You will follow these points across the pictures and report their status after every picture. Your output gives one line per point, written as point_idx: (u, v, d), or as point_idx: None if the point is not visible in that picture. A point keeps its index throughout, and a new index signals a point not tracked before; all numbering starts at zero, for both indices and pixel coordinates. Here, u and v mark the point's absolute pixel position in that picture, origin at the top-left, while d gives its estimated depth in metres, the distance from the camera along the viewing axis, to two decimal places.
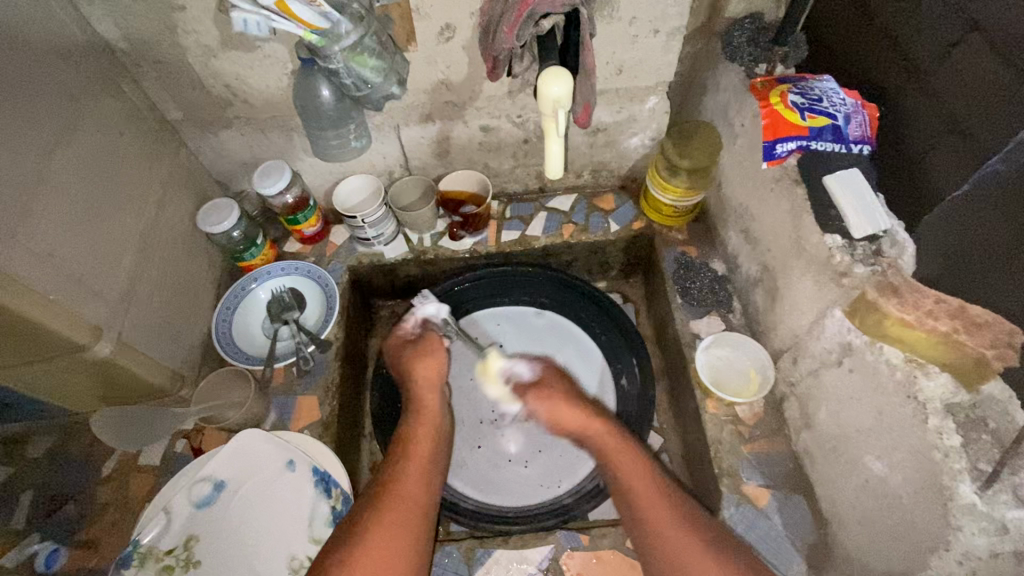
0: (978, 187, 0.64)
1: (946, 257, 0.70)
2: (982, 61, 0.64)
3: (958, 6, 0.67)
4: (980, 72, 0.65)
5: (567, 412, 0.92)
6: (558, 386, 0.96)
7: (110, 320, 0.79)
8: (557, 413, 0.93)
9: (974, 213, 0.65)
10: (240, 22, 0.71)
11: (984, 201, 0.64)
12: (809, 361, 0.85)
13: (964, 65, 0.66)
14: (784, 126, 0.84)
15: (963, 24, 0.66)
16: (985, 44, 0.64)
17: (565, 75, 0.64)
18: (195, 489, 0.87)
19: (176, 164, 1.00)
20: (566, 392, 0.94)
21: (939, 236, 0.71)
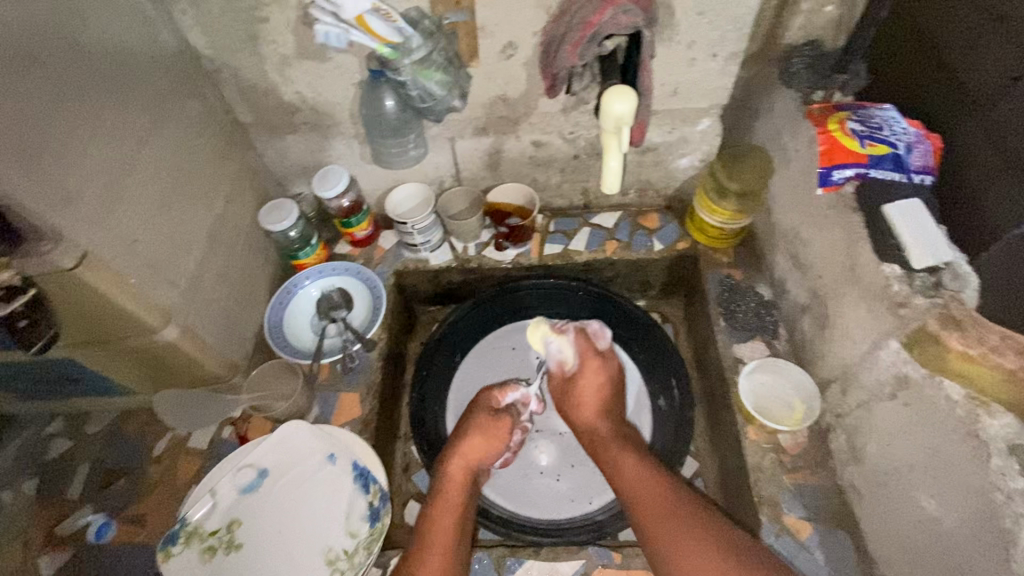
0: None
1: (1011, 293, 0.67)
2: None
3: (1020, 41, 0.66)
4: None
5: (586, 413, 1.01)
6: (590, 387, 1.02)
7: (179, 307, 0.84)
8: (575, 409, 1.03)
9: None
10: (323, 35, 0.75)
11: None
12: (859, 393, 0.83)
13: None
14: (842, 153, 0.84)
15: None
16: None
17: (630, 93, 0.65)
18: (240, 474, 0.91)
19: (244, 164, 1.05)
20: (594, 397, 1.02)
21: (1004, 270, 0.69)
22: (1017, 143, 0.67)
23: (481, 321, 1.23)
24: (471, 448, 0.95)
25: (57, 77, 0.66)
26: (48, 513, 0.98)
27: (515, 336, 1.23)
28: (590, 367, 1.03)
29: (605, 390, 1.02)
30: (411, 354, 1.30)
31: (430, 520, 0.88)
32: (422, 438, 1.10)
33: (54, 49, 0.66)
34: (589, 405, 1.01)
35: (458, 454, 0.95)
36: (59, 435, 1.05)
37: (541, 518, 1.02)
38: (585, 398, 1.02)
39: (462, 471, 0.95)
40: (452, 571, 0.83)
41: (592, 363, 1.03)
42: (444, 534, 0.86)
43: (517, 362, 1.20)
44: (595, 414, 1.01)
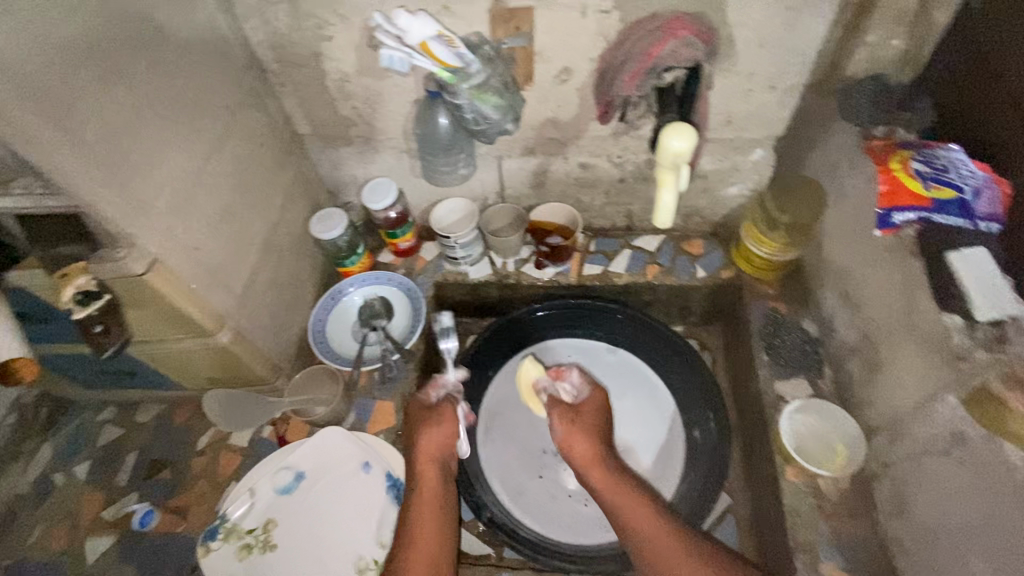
0: None
1: None
2: None
3: None
4: None
5: (578, 448, 0.96)
6: (592, 421, 0.99)
7: (233, 311, 0.87)
8: (573, 441, 0.97)
9: None
10: (386, 59, 0.77)
11: None
12: (909, 444, 0.80)
13: None
14: (904, 195, 0.81)
15: None
16: None
17: (689, 131, 0.64)
18: (279, 476, 0.94)
19: (299, 174, 1.09)
20: (591, 431, 0.98)
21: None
22: None
23: (514, 336, 1.22)
24: (427, 447, 0.91)
25: (141, 93, 0.70)
26: (98, 497, 1.03)
27: (548, 354, 1.22)
28: (593, 399, 1.02)
29: (607, 423, 1.01)
30: (444, 364, 1.31)
31: (413, 531, 0.85)
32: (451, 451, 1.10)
33: (139, 66, 0.70)
34: (586, 438, 0.97)
35: (421, 456, 0.91)
36: (112, 423, 1.11)
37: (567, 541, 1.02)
38: (586, 430, 0.98)
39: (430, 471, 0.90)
40: None
41: (596, 394, 1.03)
42: (426, 545, 0.83)
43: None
44: (593, 445, 0.96)
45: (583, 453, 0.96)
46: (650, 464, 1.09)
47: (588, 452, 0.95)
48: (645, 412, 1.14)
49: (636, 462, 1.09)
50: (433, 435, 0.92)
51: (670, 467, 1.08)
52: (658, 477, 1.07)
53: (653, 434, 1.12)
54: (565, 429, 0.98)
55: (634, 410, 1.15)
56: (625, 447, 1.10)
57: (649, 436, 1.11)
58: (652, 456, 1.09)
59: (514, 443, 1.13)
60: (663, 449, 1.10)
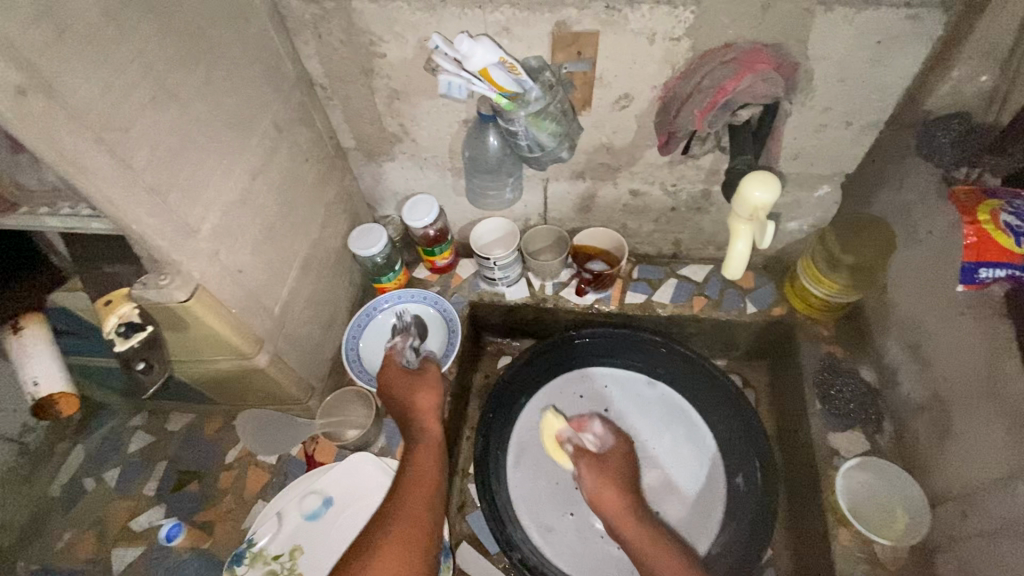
0: None
1: None
2: None
3: None
4: None
5: (608, 491, 0.90)
6: (619, 468, 0.96)
7: (271, 333, 0.85)
8: (603, 489, 0.91)
9: None
10: (444, 84, 0.74)
11: None
12: (982, 520, 0.73)
13: None
14: (992, 249, 0.74)
15: None
16: None
17: (773, 181, 0.59)
18: (306, 500, 0.92)
19: (340, 189, 1.07)
20: (619, 477, 0.93)
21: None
22: None
23: (549, 363, 1.18)
24: (417, 398, 0.90)
25: (192, 113, 0.67)
26: (126, 506, 1.03)
27: (585, 384, 1.17)
28: (619, 447, 1.00)
29: (632, 472, 0.97)
30: (474, 385, 1.28)
31: (406, 473, 0.81)
32: (482, 481, 1.06)
33: (191, 85, 0.67)
34: (615, 486, 0.91)
35: (415, 410, 0.89)
36: (143, 430, 1.11)
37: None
38: (614, 477, 0.93)
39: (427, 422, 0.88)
40: (431, 522, 0.76)
41: (621, 445, 1.01)
42: (423, 483, 0.80)
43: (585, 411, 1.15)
44: (620, 492, 0.90)
45: (612, 501, 0.89)
46: (689, 509, 1.04)
47: (616, 499, 0.89)
48: (685, 452, 1.09)
49: (675, 506, 1.04)
50: (429, 395, 0.91)
51: (710, 514, 1.03)
52: (698, 524, 1.02)
53: (693, 477, 1.07)
54: (592, 475, 0.93)
55: (674, 449, 1.10)
56: (664, 489, 1.06)
57: (687, 476, 1.07)
58: (690, 500, 1.04)
59: (547, 476, 1.09)
60: (702, 493, 1.05)
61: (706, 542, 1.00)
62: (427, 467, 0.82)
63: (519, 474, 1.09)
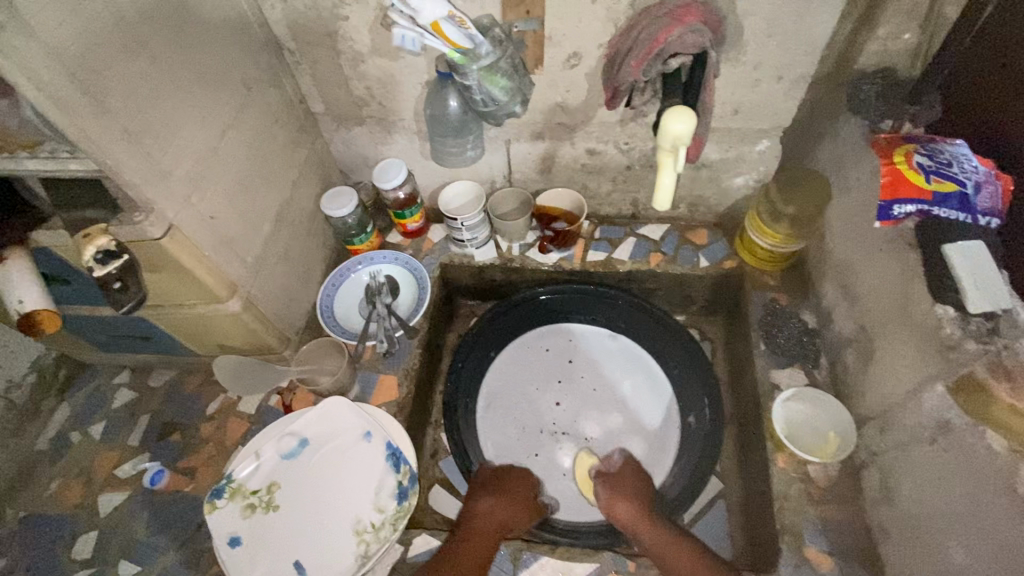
0: None
1: None
2: None
3: None
4: None
5: (621, 505, 0.98)
6: (633, 485, 1.02)
7: (244, 280, 0.91)
8: (615, 504, 0.99)
9: None
10: (399, 37, 0.81)
11: None
12: (898, 432, 0.81)
13: None
14: (904, 188, 0.81)
15: None
16: None
17: (689, 114, 0.66)
18: (283, 441, 0.97)
19: (312, 152, 1.12)
20: (634, 494, 1.00)
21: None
22: None
23: (516, 319, 1.24)
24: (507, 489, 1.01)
25: (164, 65, 0.73)
26: (112, 456, 1.08)
27: (550, 339, 1.24)
28: (631, 467, 1.06)
29: (650, 493, 1.02)
30: (447, 344, 1.33)
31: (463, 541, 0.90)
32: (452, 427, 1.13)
33: (162, 38, 0.73)
34: (627, 499, 0.99)
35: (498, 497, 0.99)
36: (126, 386, 1.16)
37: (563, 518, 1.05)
38: (627, 492, 1.00)
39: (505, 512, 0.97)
40: None
41: (639, 468, 1.06)
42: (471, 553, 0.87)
43: (552, 364, 1.22)
44: (633, 503, 0.98)
45: (626, 511, 0.97)
46: (646, 447, 1.11)
47: (631, 510, 0.97)
48: (644, 397, 1.16)
49: (634, 445, 1.12)
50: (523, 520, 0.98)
51: (666, 450, 1.10)
52: (654, 460, 1.10)
53: (651, 419, 1.14)
54: (607, 491, 1.01)
55: (633, 395, 1.17)
56: (624, 431, 1.13)
57: (646, 418, 1.14)
58: (646, 438, 1.12)
59: (515, 423, 1.16)
60: (658, 432, 1.12)
61: (661, 473, 1.08)
62: (480, 545, 0.89)
63: (489, 422, 1.16)
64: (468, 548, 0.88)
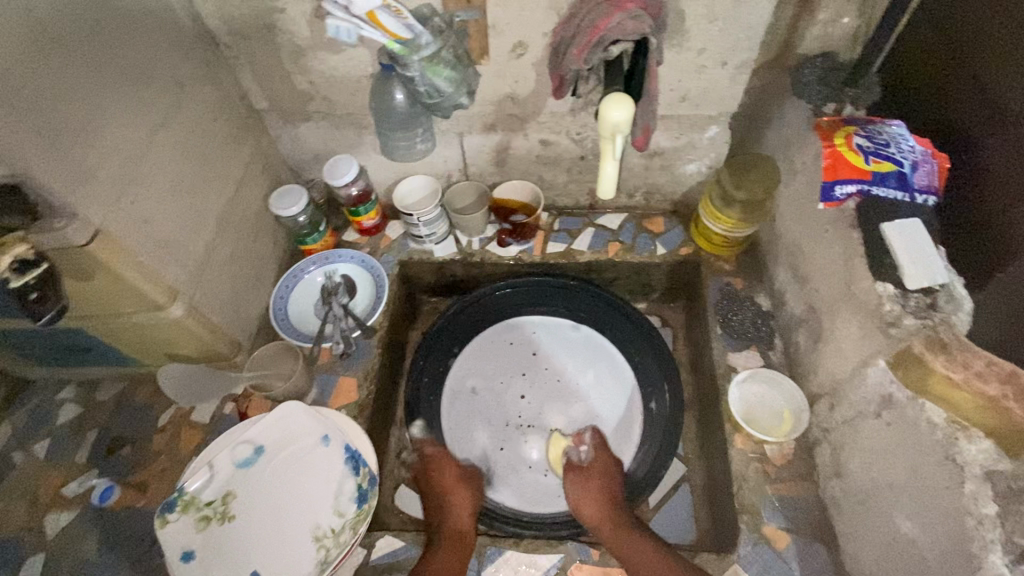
0: None
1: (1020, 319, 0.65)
2: None
3: None
4: None
5: (589, 503, 0.98)
6: (602, 481, 1.01)
7: (186, 285, 0.88)
8: (583, 500, 0.98)
9: None
10: (333, 28, 0.78)
11: None
12: (846, 408, 0.83)
13: None
14: (845, 169, 0.83)
15: None
16: None
17: (627, 102, 0.66)
18: (237, 449, 0.94)
19: (257, 150, 1.09)
20: (602, 490, 0.99)
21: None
22: None
23: (477, 314, 1.23)
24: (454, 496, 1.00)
25: (82, 61, 0.69)
26: (57, 475, 1.03)
27: (512, 332, 1.23)
28: (601, 461, 1.05)
29: (620, 489, 1.01)
30: (410, 342, 1.31)
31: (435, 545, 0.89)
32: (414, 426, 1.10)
33: (79, 33, 0.69)
34: (597, 497, 0.98)
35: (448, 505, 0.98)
36: (70, 402, 1.11)
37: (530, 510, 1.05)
38: (596, 488, 0.99)
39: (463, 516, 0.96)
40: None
41: (604, 455, 1.05)
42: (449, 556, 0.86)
43: (515, 356, 1.21)
44: (601, 502, 0.97)
45: (592, 509, 0.96)
46: (611, 434, 1.12)
47: (597, 508, 0.96)
48: (607, 385, 1.17)
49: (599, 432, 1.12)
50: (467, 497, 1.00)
51: (630, 438, 1.11)
52: (620, 446, 1.10)
53: (615, 406, 1.14)
54: (575, 486, 1.01)
55: (596, 383, 1.17)
56: (589, 419, 1.14)
57: (610, 408, 1.14)
58: (611, 425, 1.12)
59: (480, 418, 1.15)
60: (623, 418, 1.13)
61: (628, 459, 1.09)
62: (455, 547, 0.88)
63: (452, 420, 1.14)
64: (446, 549, 0.87)
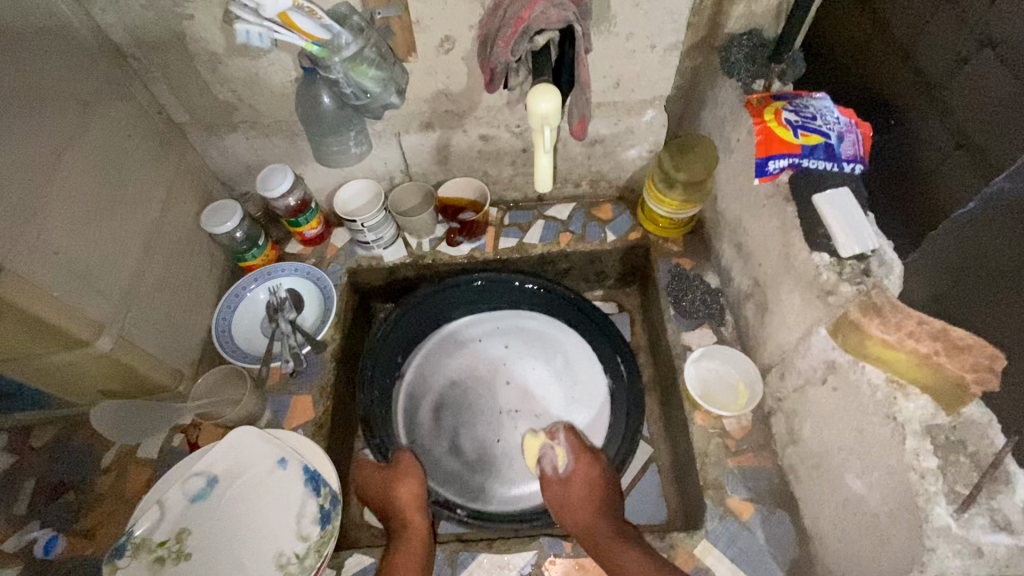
0: (988, 206, 0.63)
1: (946, 270, 0.67)
2: (1000, 76, 0.65)
3: (971, 23, 0.69)
4: (998, 87, 0.65)
5: (575, 514, 0.93)
6: (586, 490, 0.96)
7: (112, 316, 0.82)
8: (569, 513, 0.94)
9: (982, 230, 0.63)
10: (243, 34, 0.74)
11: (994, 219, 0.62)
12: (795, 377, 0.86)
13: (987, 81, 0.67)
14: (778, 144, 0.84)
15: (975, 40, 0.68)
16: (1001, 61, 0.65)
17: (553, 92, 0.65)
18: (189, 483, 0.89)
19: (183, 166, 1.03)
20: (587, 501, 0.94)
21: (945, 247, 0.68)
22: (973, 126, 0.69)
23: (432, 316, 1.21)
24: (398, 490, 0.97)
25: None
26: None
27: (471, 330, 1.22)
28: (584, 468, 0.98)
29: (606, 495, 0.95)
30: None
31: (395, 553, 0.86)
32: (370, 436, 1.06)
33: None
34: (583, 508, 0.93)
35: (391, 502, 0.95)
36: None
37: (503, 502, 1.05)
38: (580, 499, 0.94)
39: (413, 513, 0.93)
40: None
41: (584, 461, 0.99)
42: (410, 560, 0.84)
43: (484, 351, 1.20)
44: (589, 512, 0.92)
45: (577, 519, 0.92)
46: (589, 416, 1.12)
47: (583, 518, 0.91)
48: (576, 369, 1.17)
49: (574, 417, 1.12)
50: (410, 484, 0.97)
51: (602, 419, 1.11)
52: (594, 427, 1.10)
53: (583, 388, 1.15)
54: (556, 501, 0.97)
55: (566, 368, 1.17)
56: (560, 406, 1.13)
57: (579, 392, 1.14)
58: (584, 408, 1.12)
59: (447, 421, 1.13)
60: (592, 399, 1.13)
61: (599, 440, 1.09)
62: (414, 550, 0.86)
63: (417, 427, 1.12)
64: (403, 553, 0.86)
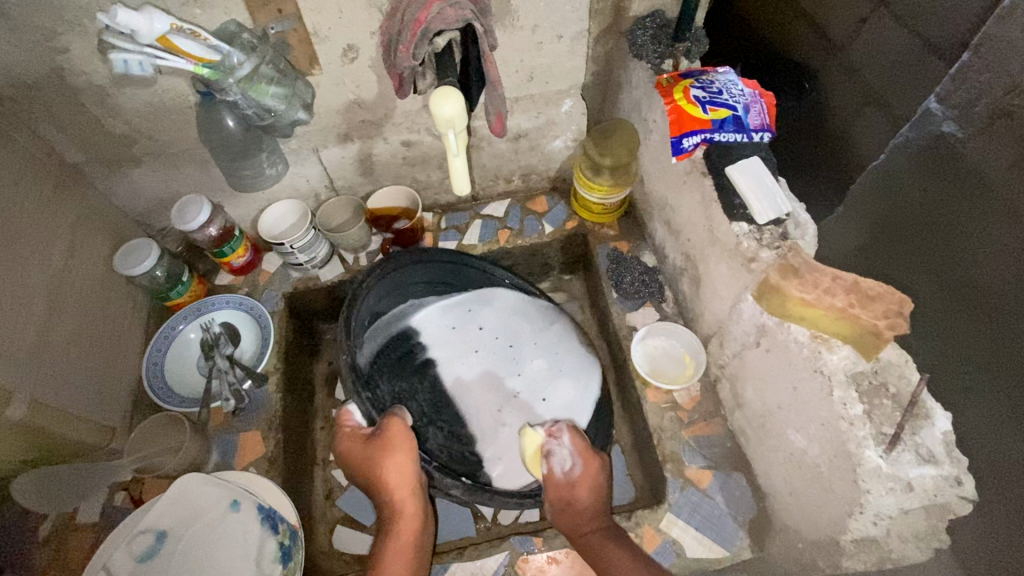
0: None
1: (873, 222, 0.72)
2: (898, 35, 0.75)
3: None
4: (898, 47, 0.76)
5: (574, 515, 0.84)
6: (589, 497, 0.84)
7: (18, 379, 0.77)
8: (566, 514, 0.85)
9: None
10: (121, 63, 0.72)
11: None
12: (733, 344, 0.89)
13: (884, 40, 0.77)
14: (688, 120, 0.86)
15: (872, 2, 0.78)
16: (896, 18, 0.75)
17: (454, 95, 0.66)
18: (135, 543, 0.82)
19: (86, 209, 0.96)
20: (591, 506, 0.84)
21: None
22: (875, 81, 0.80)
23: (399, 291, 1.06)
24: (387, 473, 0.84)
25: None
26: None
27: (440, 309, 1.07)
28: (590, 471, 0.85)
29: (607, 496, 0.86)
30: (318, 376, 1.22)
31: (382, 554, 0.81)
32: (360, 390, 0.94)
33: None
34: (586, 510, 0.84)
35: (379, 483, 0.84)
36: None
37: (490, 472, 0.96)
38: (584, 502, 0.84)
39: (407, 497, 0.84)
40: None
41: (594, 465, 0.85)
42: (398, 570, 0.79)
43: (458, 325, 1.06)
44: (592, 514, 0.84)
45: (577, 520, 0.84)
46: (572, 392, 1.03)
47: (584, 520, 0.84)
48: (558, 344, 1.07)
49: (560, 390, 1.03)
50: (401, 463, 0.84)
51: (586, 396, 1.02)
52: (576, 405, 1.02)
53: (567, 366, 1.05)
54: (553, 499, 0.85)
55: (549, 341, 1.07)
56: (546, 377, 1.03)
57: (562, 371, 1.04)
58: (572, 381, 1.03)
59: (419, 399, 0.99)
60: (576, 373, 1.05)
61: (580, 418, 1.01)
62: (405, 550, 0.81)
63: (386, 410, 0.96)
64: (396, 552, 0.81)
